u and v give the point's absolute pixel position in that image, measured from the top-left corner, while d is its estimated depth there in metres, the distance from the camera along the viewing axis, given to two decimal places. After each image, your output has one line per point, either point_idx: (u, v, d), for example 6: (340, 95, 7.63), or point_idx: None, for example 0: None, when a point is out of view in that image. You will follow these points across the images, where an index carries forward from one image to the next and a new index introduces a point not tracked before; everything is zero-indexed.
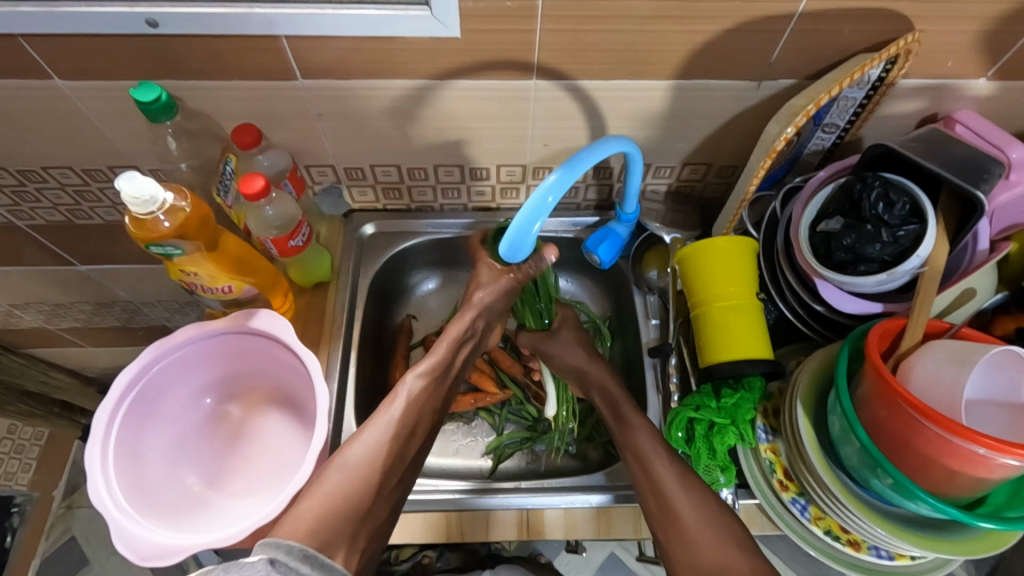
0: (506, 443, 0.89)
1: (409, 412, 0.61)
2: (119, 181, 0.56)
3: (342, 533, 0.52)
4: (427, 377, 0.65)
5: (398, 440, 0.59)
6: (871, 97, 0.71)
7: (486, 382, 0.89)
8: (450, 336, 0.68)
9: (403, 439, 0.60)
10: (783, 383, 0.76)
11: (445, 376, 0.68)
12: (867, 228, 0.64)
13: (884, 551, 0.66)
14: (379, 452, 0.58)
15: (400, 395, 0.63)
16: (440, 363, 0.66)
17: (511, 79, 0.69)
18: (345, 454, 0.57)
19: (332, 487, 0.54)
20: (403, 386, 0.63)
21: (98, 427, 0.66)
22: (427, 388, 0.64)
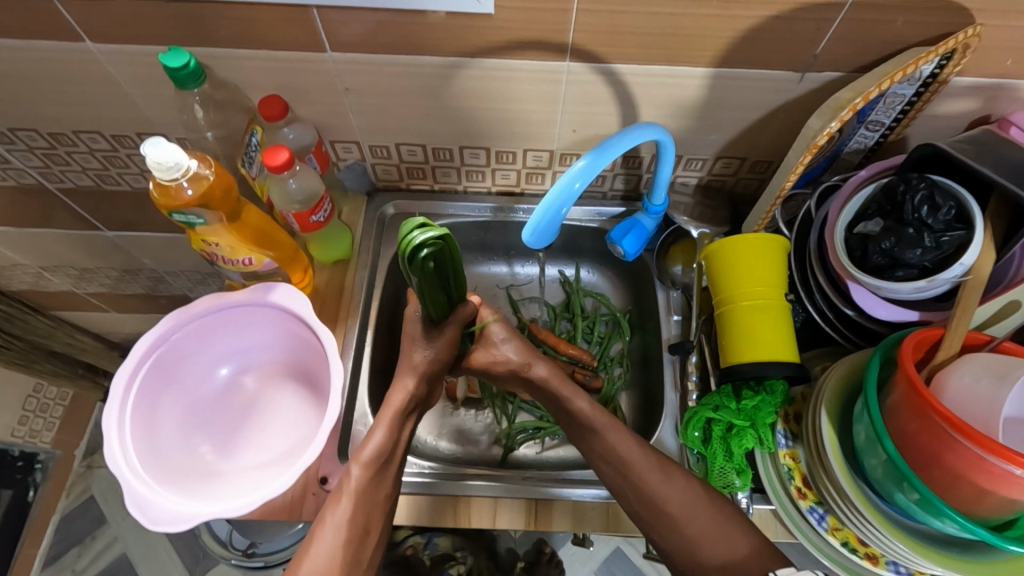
0: (517, 432, 0.87)
1: (356, 515, 0.59)
2: (144, 146, 0.55)
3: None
4: (369, 469, 0.61)
5: (350, 545, 0.58)
6: (921, 94, 0.68)
7: None
8: (388, 415, 0.63)
9: (356, 542, 0.59)
10: (806, 389, 0.74)
11: (393, 460, 0.63)
12: (909, 231, 0.61)
13: (902, 567, 0.63)
14: (332, 565, 0.57)
15: (344, 494, 0.60)
16: (380, 453, 0.61)
17: (543, 60, 0.67)
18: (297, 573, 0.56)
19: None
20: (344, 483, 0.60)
21: (115, 394, 0.67)
22: (374, 482, 0.61)
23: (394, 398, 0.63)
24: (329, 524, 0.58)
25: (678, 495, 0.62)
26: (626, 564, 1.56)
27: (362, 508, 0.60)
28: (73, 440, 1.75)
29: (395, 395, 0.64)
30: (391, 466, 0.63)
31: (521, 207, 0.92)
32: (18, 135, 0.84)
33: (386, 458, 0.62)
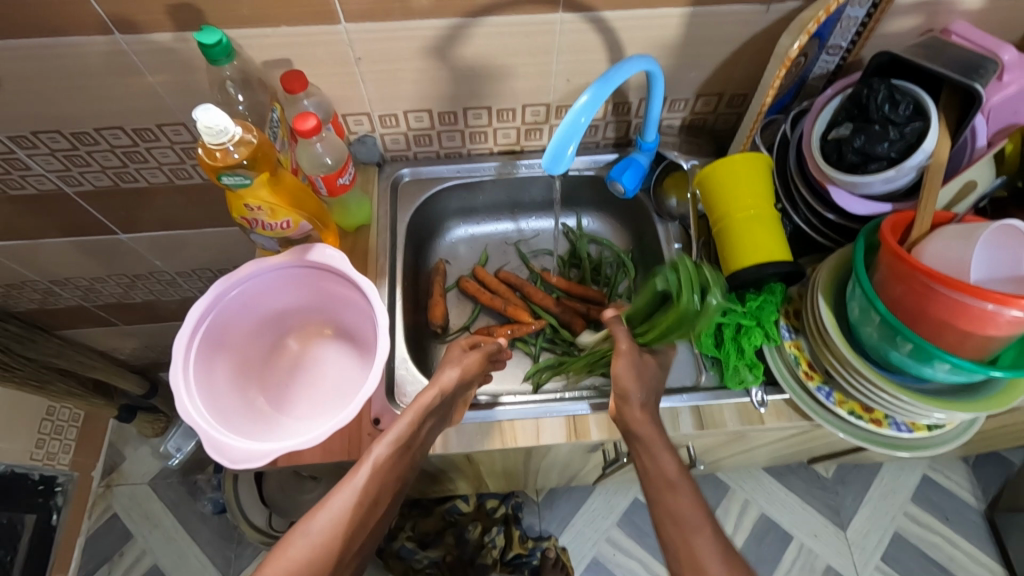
0: (543, 370, 0.94)
1: (371, 482, 0.65)
2: (196, 112, 0.61)
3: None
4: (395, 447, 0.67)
5: (358, 509, 0.64)
6: (871, 14, 0.77)
7: (522, 313, 0.97)
8: (418, 408, 0.69)
9: (366, 507, 0.65)
10: (803, 288, 0.82)
11: (414, 443, 0.69)
12: (875, 128, 0.70)
13: (903, 425, 0.72)
14: (338, 521, 0.62)
15: (370, 459, 0.65)
16: (406, 435, 0.68)
17: (539, 12, 0.74)
18: (308, 523, 0.62)
19: (294, 554, 0.60)
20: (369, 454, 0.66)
21: (178, 356, 0.71)
22: (393, 456, 0.67)
23: (427, 395, 0.70)
24: (345, 485, 0.65)
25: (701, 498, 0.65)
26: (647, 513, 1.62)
27: (379, 476, 0.65)
28: (89, 462, 1.76)
29: (428, 391, 0.70)
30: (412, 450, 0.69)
31: (522, 162, 0.99)
32: (40, 138, 0.88)
33: (407, 441, 0.68)
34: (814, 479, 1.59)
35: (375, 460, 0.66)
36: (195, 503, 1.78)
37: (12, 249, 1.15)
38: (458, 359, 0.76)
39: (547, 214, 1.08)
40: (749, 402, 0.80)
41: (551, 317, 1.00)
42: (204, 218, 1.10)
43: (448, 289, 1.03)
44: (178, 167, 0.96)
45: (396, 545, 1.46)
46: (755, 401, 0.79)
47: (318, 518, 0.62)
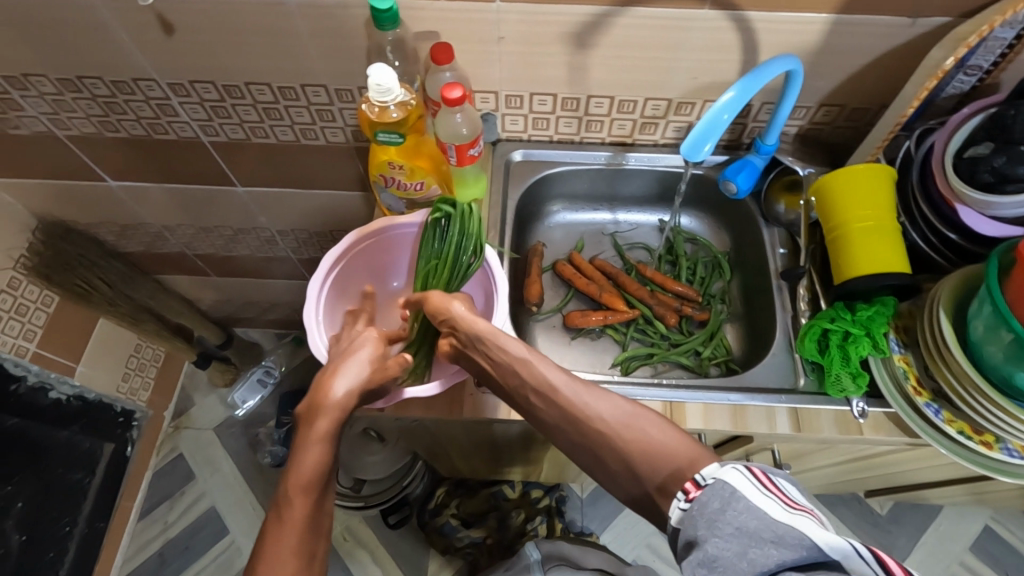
0: (631, 358, 0.97)
1: (302, 533, 0.58)
2: (370, 70, 0.66)
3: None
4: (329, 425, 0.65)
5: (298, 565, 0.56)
6: (1020, 37, 0.77)
7: (617, 301, 0.99)
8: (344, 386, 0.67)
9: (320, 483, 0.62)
10: (915, 305, 0.82)
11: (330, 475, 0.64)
12: (1019, 149, 0.70)
13: (1014, 451, 0.71)
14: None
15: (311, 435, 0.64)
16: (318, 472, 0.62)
17: (684, 8, 0.77)
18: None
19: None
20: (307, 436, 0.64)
21: (311, 298, 0.78)
22: (317, 491, 0.61)
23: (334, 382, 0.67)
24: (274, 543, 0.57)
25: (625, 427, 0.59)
26: None
27: (308, 525, 0.59)
28: (162, 402, 1.87)
29: (325, 417, 0.65)
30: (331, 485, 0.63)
31: (631, 155, 1.02)
32: (195, 87, 0.95)
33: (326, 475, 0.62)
34: (868, 513, 1.55)
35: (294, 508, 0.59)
36: (255, 454, 1.86)
37: (142, 191, 1.25)
38: (362, 354, 0.72)
39: (646, 210, 1.10)
40: (848, 411, 0.80)
41: (644, 309, 1.01)
42: (316, 180, 1.17)
43: (544, 270, 1.06)
44: (308, 127, 1.03)
45: (441, 520, 1.48)
46: (856, 411, 0.79)
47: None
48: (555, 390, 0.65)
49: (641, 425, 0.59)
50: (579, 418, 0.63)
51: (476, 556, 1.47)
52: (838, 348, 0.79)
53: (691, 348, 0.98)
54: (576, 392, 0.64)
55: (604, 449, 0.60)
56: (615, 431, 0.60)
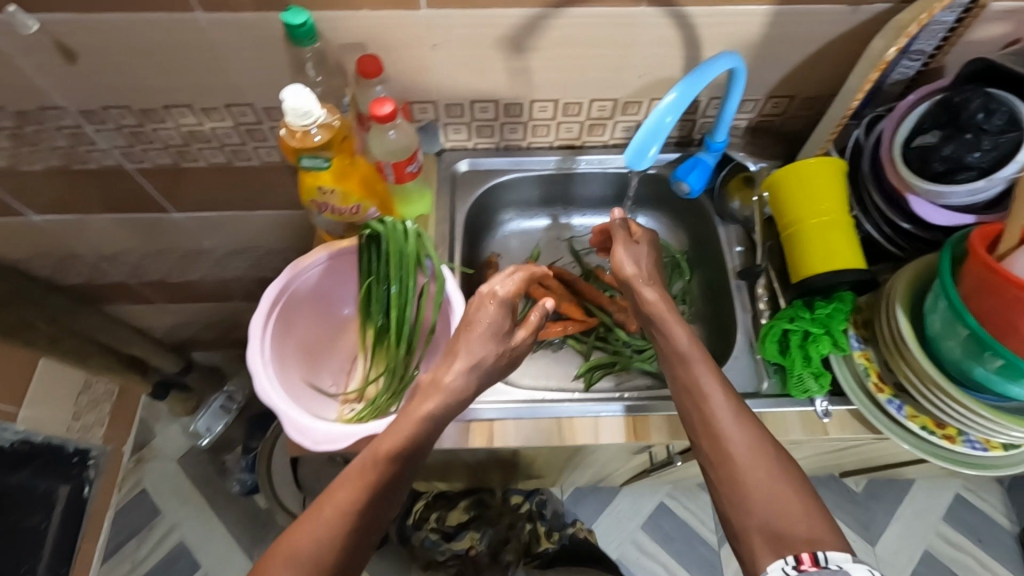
0: (594, 369, 0.94)
1: (374, 489, 0.59)
2: (285, 93, 0.60)
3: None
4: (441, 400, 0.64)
5: (361, 516, 0.58)
6: (961, 20, 0.76)
7: (576, 311, 0.97)
8: (463, 361, 0.65)
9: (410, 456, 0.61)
10: (874, 298, 0.80)
11: (424, 446, 0.63)
12: (967, 136, 0.68)
13: (977, 443, 0.70)
14: (334, 534, 0.56)
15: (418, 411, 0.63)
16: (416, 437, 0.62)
17: (621, 6, 0.73)
18: (299, 535, 0.56)
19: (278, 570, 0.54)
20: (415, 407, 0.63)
21: (254, 340, 0.71)
22: (403, 460, 0.61)
23: (469, 347, 0.66)
24: (346, 489, 0.59)
25: (768, 485, 0.59)
26: (673, 518, 1.60)
27: (380, 487, 0.59)
28: (121, 437, 1.79)
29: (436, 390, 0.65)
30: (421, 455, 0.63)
31: (582, 158, 0.98)
32: (109, 113, 0.89)
33: (421, 446, 0.62)
34: (844, 492, 1.57)
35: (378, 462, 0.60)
36: (224, 483, 1.79)
37: (71, 223, 1.17)
38: (486, 328, 0.67)
39: (600, 213, 1.07)
40: (813, 412, 0.78)
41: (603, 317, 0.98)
42: (256, 201, 1.10)
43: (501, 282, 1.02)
44: (239, 148, 0.96)
45: (421, 536, 1.44)
46: (820, 410, 0.78)
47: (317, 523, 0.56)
48: (718, 426, 0.63)
49: (778, 489, 0.59)
50: (723, 455, 0.62)
51: (461, 568, 1.44)
52: (799, 348, 0.78)
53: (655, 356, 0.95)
54: (728, 425, 0.63)
55: (722, 486, 0.61)
56: (744, 482, 0.60)
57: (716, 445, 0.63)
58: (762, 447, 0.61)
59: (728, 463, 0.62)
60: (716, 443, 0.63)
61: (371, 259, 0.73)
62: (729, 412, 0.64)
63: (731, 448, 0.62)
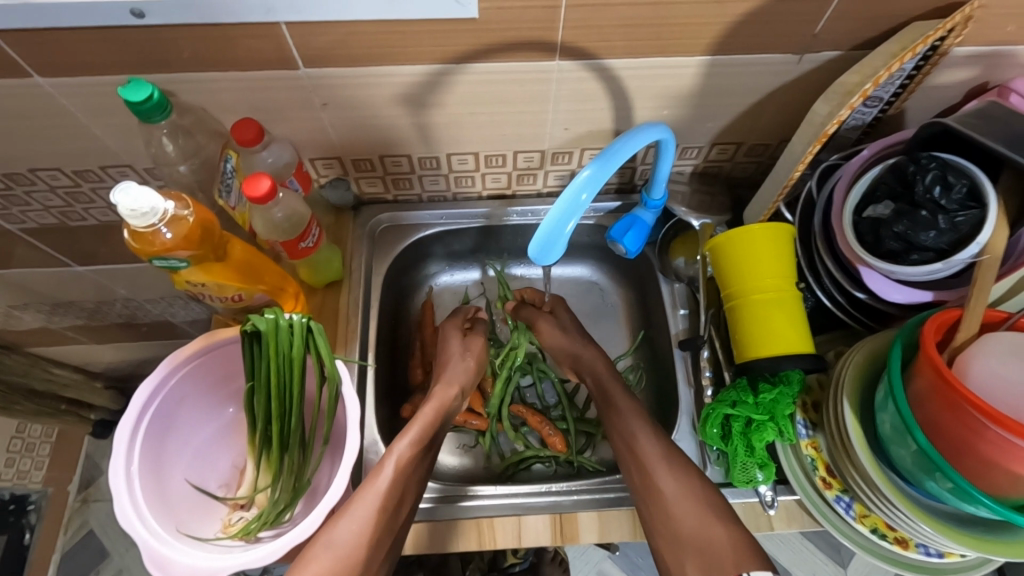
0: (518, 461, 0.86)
1: (395, 484, 0.63)
2: (114, 194, 0.52)
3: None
4: (415, 447, 0.67)
5: (383, 515, 0.61)
6: (921, 67, 0.65)
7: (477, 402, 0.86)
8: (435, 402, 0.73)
9: (391, 510, 0.62)
10: (823, 375, 0.73)
11: (431, 454, 0.70)
12: (922, 214, 0.60)
13: (932, 549, 0.65)
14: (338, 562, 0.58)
15: (389, 458, 0.65)
16: (424, 433, 0.69)
17: (531, 60, 0.64)
18: (331, 534, 0.60)
19: (315, 565, 0.58)
20: (391, 456, 0.65)
21: (119, 447, 0.62)
22: (415, 456, 0.67)
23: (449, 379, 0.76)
24: (352, 513, 0.61)
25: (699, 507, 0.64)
26: (642, 547, 1.32)
27: (382, 516, 0.61)
28: (64, 475, 1.46)
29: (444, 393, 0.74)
30: (431, 451, 0.70)
31: (514, 209, 0.89)
32: None
33: (427, 441, 0.69)
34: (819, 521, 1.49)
35: (395, 460, 0.65)
36: None
37: None
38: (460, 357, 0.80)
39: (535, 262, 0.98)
40: (757, 502, 0.72)
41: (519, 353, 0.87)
42: None
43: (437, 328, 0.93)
44: None
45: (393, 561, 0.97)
46: (765, 502, 0.71)
47: (343, 525, 0.60)
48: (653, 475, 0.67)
49: (704, 517, 0.63)
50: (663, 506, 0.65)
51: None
52: (742, 438, 0.70)
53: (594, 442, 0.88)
54: (656, 463, 0.67)
55: (658, 522, 0.65)
56: (673, 512, 0.64)
57: (647, 480, 0.67)
58: (689, 485, 0.66)
59: (657, 496, 0.65)
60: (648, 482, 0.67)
61: (252, 358, 0.63)
62: (657, 453, 0.68)
63: (659, 481, 0.66)
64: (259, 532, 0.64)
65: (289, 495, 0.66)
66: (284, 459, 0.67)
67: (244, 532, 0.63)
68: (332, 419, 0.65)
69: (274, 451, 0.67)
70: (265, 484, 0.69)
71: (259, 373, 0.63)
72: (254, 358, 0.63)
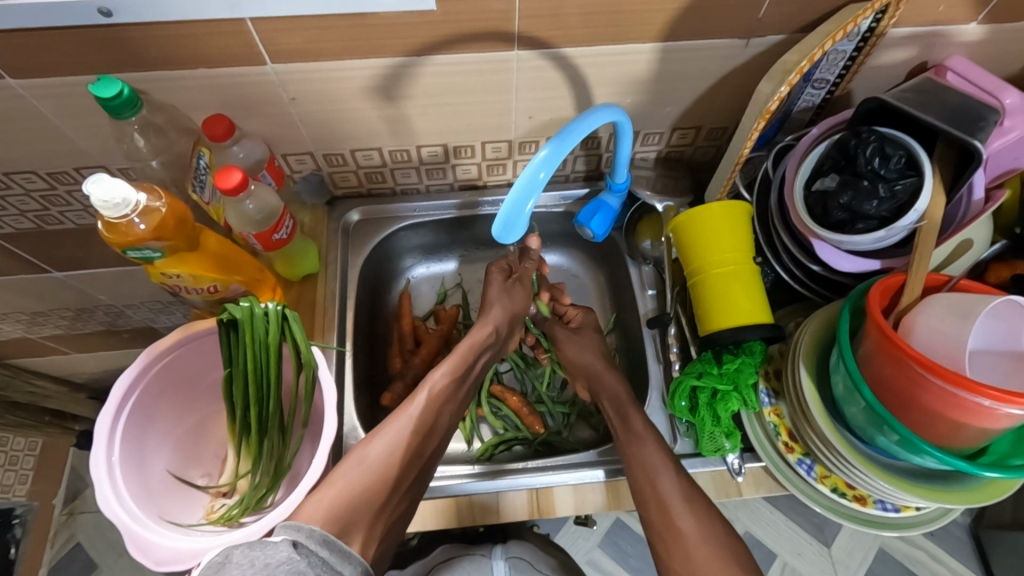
0: (496, 445, 0.88)
1: (426, 413, 0.67)
2: (87, 185, 0.54)
3: (361, 517, 0.56)
4: (449, 377, 0.71)
5: (416, 438, 0.65)
6: (861, 49, 0.68)
7: None
8: (472, 339, 0.76)
9: (420, 438, 0.66)
10: (784, 346, 0.76)
11: (465, 383, 0.74)
12: (864, 184, 0.63)
13: (889, 505, 0.68)
14: (371, 474, 0.60)
15: (426, 389, 0.69)
16: (461, 365, 0.73)
17: (491, 50, 0.67)
18: (364, 450, 0.62)
19: (349, 476, 0.59)
20: (426, 384, 0.69)
21: (99, 438, 0.64)
22: (449, 386, 0.71)
23: (495, 316, 0.79)
24: (388, 431, 0.64)
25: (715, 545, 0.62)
26: (629, 533, 1.34)
27: (417, 435, 0.65)
28: (50, 489, 1.45)
29: (484, 327, 0.78)
30: (464, 382, 0.74)
31: (485, 199, 0.92)
32: None
33: (463, 373, 0.73)
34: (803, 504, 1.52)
35: (431, 389, 0.69)
36: None
37: None
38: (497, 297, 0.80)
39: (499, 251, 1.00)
40: (725, 470, 0.74)
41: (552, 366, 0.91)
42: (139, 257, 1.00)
43: (418, 317, 0.96)
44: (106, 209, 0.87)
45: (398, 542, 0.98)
46: (732, 470, 0.73)
47: (375, 444, 0.62)
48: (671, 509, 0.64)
49: (722, 555, 0.61)
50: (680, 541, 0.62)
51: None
52: (707, 408, 0.72)
53: (566, 418, 0.90)
54: (678, 507, 0.64)
55: (677, 562, 0.62)
56: (693, 554, 0.61)
57: (667, 521, 0.64)
58: (710, 519, 0.64)
59: (675, 533, 0.63)
60: (661, 513, 0.65)
61: (229, 346, 0.65)
62: (679, 496, 0.65)
63: (680, 523, 0.63)
64: (240, 517, 0.66)
65: (270, 480, 0.68)
66: (263, 443, 0.69)
67: (226, 518, 0.65)
68: (309, 403, 0.67)
69: (253, 437, 0.68)
70: (245, 471, 0.71)
71: (235, 360, 0.65)
72: (234, 344, 0.65)
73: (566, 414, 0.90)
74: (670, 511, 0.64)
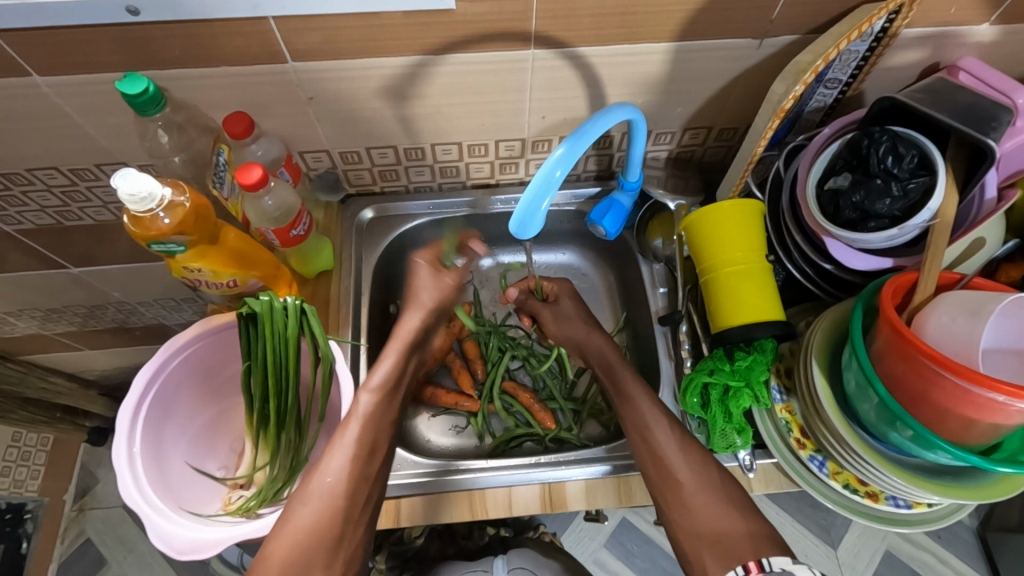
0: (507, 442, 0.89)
1: (364, 433, 0.65)
2: (115, 180, 0.55)
3: (318, 561, 0.58)
4: (378, 393, 0.69)
5: (359, 461, 0.63)
6: (873, 49, 0.69)
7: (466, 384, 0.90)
8: (393, 350, 0.73)
9: (365, 457, 0.64)
10: (795, 343, 0.77)
11: (398, 392, 0.71)
12: (876, 183, 0.64)
13: (901, 500, 0.68)
14: (320, 514, 0.59)
15: (356, 413, 0.66)
16: (389, 379, 0.70)
17: (507, 50, 0.68)
18: (313, 484, 0.61)
19: (299, 517, 0.60)
20: (357, 406, 0.67)
21: (120, 431, 0.65)
22: (379, 402, 0.68)
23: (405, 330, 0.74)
24: (328, 461, 0.63)
25: (715, 496, 0.63)
26: (637, 533, 1.35)
27: (358, 459, 0.63)
28: (61, 485, 1.45)
29: (402, 334, 0.74)
30: (396, 395, 0.71)
31: (497, 198, 0.92)
32: None
33: (393, 387, 0.70)
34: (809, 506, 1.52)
35: (360, 411, 0.66)
36: None
37: None
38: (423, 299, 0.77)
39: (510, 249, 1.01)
40: (737, 467, 0.75)
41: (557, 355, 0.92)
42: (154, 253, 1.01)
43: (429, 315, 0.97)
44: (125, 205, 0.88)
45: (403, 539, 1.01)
46: (743, 466, 0.74)
47: (322, 475, 0.62)
48: (672, 468, 0.66)
49: (722, 508, 0.62)
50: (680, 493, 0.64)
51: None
52: (719, 405, 0.73)
53: (576, 414, 0.91)
54: (675, 458, 0.66)
55: (677, 512, 0.64)
56: (692, 501, 0.63)
57: (664, 473, 0.66)
58: (705, 471, 0.65)
59: (674, 486, 0.65)
60: (659, 466, 0.66)
61: (248, 338, 0.66)
62: (673, 443, 0.67)
63: (678, 475, 0.65)
64: (258, 508, 0.67)
65: (287, 473, 0.69)
66: (280, 436, 0.70)
67: (244, 510, 0.66)
68: (325, 396, 0.68)
69: (270, 430, 0.69)
70: (263, 463, 0.72)
71: (253, 352, 0.66)
72: (252, 337, 0.66)
73: (576, 412, 0.91)
74: (669, 466, 0.66)
